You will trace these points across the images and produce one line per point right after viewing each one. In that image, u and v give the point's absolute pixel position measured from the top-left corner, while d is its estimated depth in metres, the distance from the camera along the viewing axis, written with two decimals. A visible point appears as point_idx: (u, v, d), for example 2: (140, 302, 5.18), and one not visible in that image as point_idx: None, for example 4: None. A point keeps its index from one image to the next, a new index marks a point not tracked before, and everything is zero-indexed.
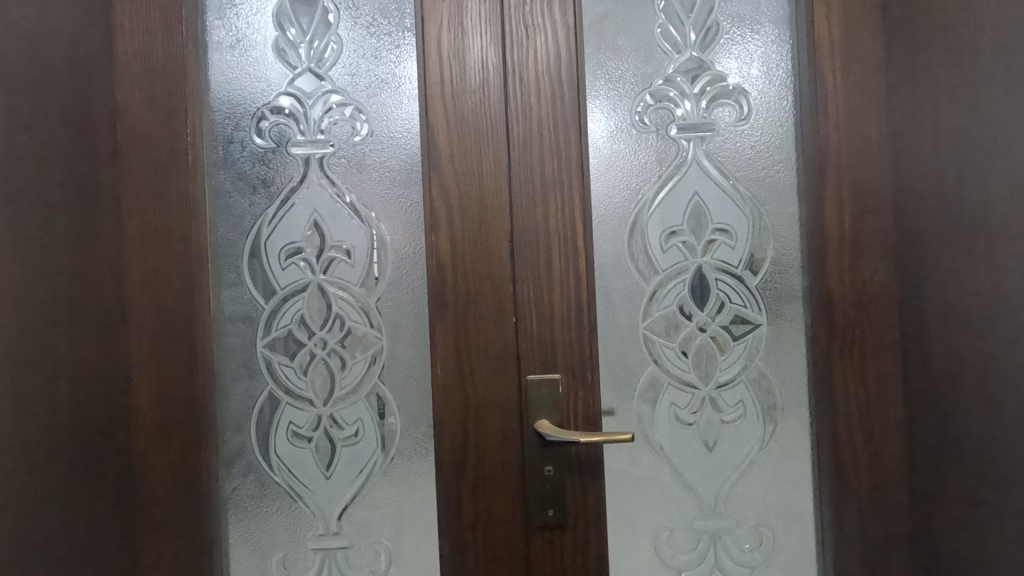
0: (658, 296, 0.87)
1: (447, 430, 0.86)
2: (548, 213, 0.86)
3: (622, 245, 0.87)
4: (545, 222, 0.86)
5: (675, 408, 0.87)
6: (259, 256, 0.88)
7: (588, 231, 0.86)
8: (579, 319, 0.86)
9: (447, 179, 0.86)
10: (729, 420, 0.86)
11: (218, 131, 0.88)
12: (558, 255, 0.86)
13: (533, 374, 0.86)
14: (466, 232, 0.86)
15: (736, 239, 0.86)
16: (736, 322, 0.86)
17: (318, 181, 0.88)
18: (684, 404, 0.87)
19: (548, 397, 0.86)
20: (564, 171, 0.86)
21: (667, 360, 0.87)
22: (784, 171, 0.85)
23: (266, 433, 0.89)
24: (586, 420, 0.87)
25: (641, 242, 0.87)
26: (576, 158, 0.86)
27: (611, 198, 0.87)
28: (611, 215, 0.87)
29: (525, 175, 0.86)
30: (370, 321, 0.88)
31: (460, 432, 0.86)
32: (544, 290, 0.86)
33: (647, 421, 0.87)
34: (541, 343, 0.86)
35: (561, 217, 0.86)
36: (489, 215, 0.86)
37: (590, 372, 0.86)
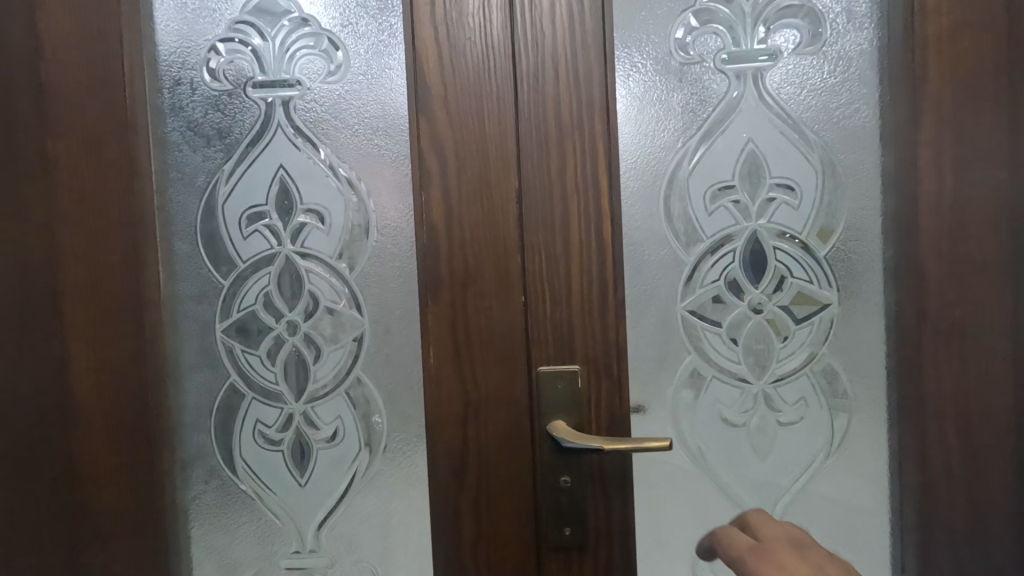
0: (700, 270, 0.71)
1: (444, 432, 0.72)
2: (565, 168, 0.70)
3: (657, 206, 0.71)
4: (560, 180, 0.70)
5: (720, 407, 0.71)
6: (216, 223, 0.74)
7: (614, 191, 0.70)
8: (602, 300, 0.71)
9: (440, 125, 0.70)
10: (787, 421, 0.71)
11: (163, 70, 0.73)
12: (577, 220, 0.70)
13: (546, 366, 0.71)
14: (463, 191, 0.70)
15: (800, 198, 0.69)
16: (798, 301, 0.70)
17: (286, 131, 0.73)
18: (730, 401, 0.71)
19: (565, 393, 0.71)
20: (585, 115, 0.69)
21: (711, 349, 0.71)
22: (864, 111, 0.67)
23: (230, 433, 0.75)
24: (611, 422, 0.71)
25: (681, 203, 0.71)
26: (600, 98, 0.69)
27: (643, 148, 0.70)
28: (643, 168, 0.70)
29: (537, 121, 0.69)
30: (350, 301, 0.73)
31: (459, 434, 0.72)
32: (560, 264, 0.71)
33: (687, 423, 0.72)
34: (556, 326, 0.71)
35: (581, 173, 0.70)
36: (491, 169, 0.70)
37: (617, 363, 0.71)
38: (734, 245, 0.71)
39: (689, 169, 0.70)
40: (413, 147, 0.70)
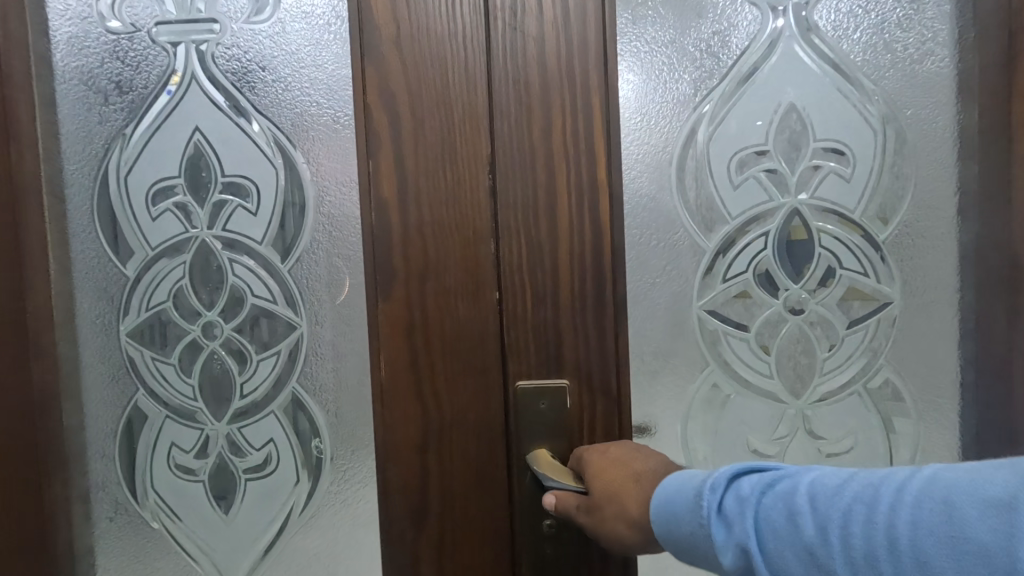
0: (724, 262, 0.58)
1: (398, 463, 0.57)
2: (550, 130, 0.55)
3: (667, 179, 0.57)
4: (543, 146, 0.56)
5: (747, 432, 0.60)
6: (120, 200, 0.60)
7: (614, 161, 0.56)
8: (597, 297, 0.57)
9: (391, 71, 0.55)
10: (829, 449, 0.60)
11: (52, 9, 0.59)
12: (565, 197, 0.56)
13: (524, 381, 0.56)
14: (420, 157, 0.55)
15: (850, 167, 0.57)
16: (848, 298, 0.58)
17: (203, 84, 0.58)
18: (760, 426, 0.60)
19: (552, 414, 0.57)
20: (576, 63, 0.55)
21: (736, 359, 0.59)
22: (919, 68, 0.56)
23: (139, 458, 0.62)
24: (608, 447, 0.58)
25: (698, 176, 0.58)
26: (595, 41, 0.55)
27: (650, 103, 0.57)
28: (653, 127, 0.57)
29: (514, 68, 0.55)
30: (282, 299, 0.59)
31: (418, 465, 0.57)
32: (544, 252, 0.56)
33: (705, 446, 0.60)
34: (538, 328, 0.57)
35: (570, 137, 0.56)
36: (456, 127, 0.55)
37: (616, 377, 0.58)
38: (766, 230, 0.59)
39: (710, 129, 0.57)
40: (357, 100, 0.56)
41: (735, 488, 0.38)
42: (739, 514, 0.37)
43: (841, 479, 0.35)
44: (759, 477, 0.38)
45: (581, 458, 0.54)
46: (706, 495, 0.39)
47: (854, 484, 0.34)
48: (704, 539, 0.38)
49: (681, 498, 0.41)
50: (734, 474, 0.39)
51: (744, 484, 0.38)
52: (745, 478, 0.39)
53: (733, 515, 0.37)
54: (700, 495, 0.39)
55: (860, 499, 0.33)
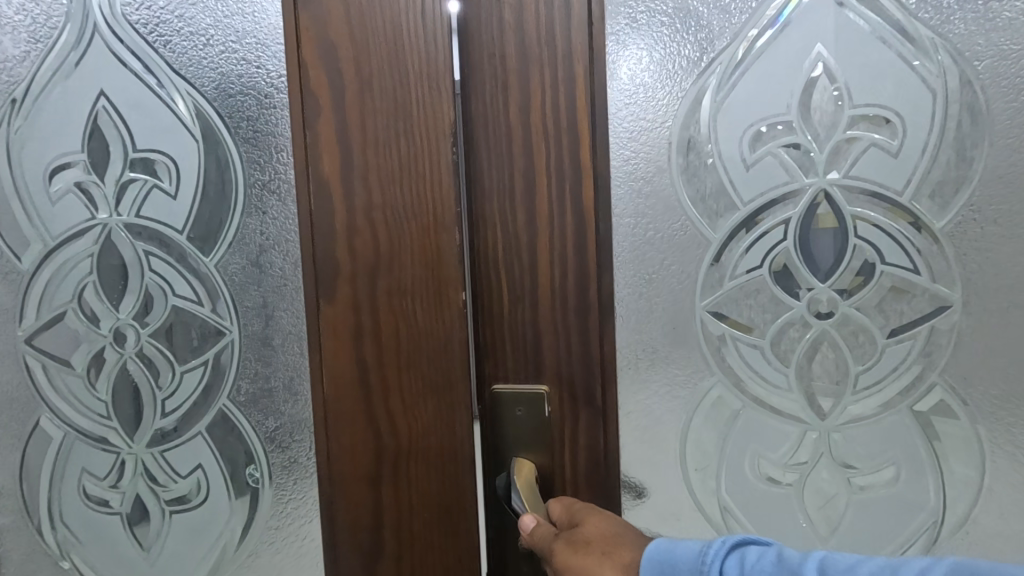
0: (733, 264, 0.60)
1: (348, 480, 0.53)
2: (529, 113, 0.54)
3: (675, 180, 0.58)
4: (520, 136, 0.55)
5: (755, 447, 0.61)
6: (23, 176, 0.53)
7: (597, 155, 0.55)
8: (579, 296, 0.57)
9: (338, 46, 0.50)
10: (858, 464, 0.61)
11: None
12: (545, 193, 0.55)
13: (505, 382, 0.59)
14: (374, 143, 0.51)
15: (896, 140, 0.57)
16: (890, 297, 0.59)
17: (117, 52, 0.52)
18: (771, 446, 0.61)
19: (540, 420, 0.59)
20: (558, 55, 0.54)
21: (747, 371, 0.60)
22: (936, 52, 0.55)
23: (46, 481, 0.55)
24: (591, 463, 0.58)
25: (697, 177, 0.58)
26: (580, 27, 0.54)
27: (646, 85, 0.56)
28: (667, 94, 0.57)
29: (491, 56, 0.53)
30: (210, 301, 0.53)
31: (368, 484, 0.53)
32: (522, 250, 0.56)
33: (705, 457, 0.61)
34: (522, 325, 0.57)
35: (550, 127, 0.54)
36: (414, 113, 0.51)
37: (600, 392, 0.57)
38: (787, 222, 0.60)
39: (715, 98, 0.57)
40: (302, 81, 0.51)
41: (736, 556, 0.38)
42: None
43: (856, 560, 0.34)
44: (763, 552, 0.37)
45: (573, 512, 0.53)
46: (707, 558, 0.39)
47: (873, 563, 0.33)
48: None
49: (679, 558, 0.40)
50: (736, 543, 0.39)
51: (746, 554, 0.38)
52: (746, 547, 0.38)
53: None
54: (698, 559, 0.39)
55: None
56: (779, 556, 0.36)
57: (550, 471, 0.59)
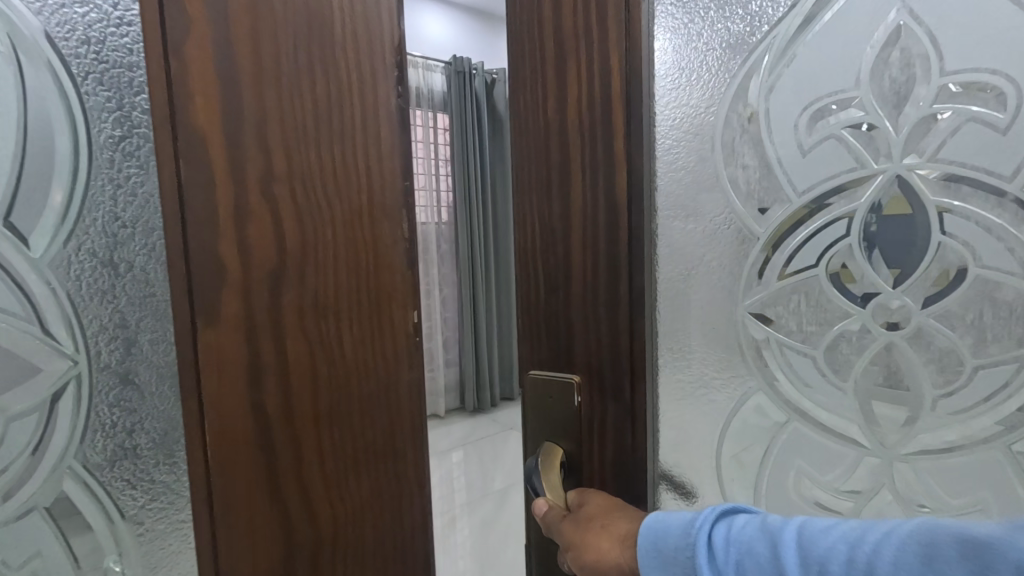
0: (778, 267, 0.54)
1: (242, 492, 0.61)
2: (564, 105, 0.58)
3: (721, 177, 0.55)
4: (558, 132, 0.59)
5: (801, 464, 0.56)
6: None
7: (631, 146, 0.55)
8: (609, 287, 0.57)
9: (245, 79, 0.59)
10: (934, 505, 0.51)
11: None
12: (578, 191, 0.58)
13: (539, 369, 0.64)
14: (300, 172, 0.63)
15: (1008, 114, 0.45)
16: (987, 306, 0.48)
17: None
18: (821, 467, 0.55)
19: (570, 409, 0.62)
20: (599, 62, 0.56)
21: (796, 383, 0.55)
22: None
23: None
24: (618, 456, 0.60)
25: (744, 167, 0.54)
26: (616, 42, 0.55)
27: (691, 78, 0.56)
28: (711, 80, 0.55)
29: (533, 59, 0.61)
30: (39, 316, 0.55)
31: (261, 466, 0.62)
32: (558, 245, 0.61)
33: (749, 459, 0.58)
34: (548, 317, 0.63)
35: (586, 116, 0.57)
36: (344, 154, 0.66)
37: (629, 387, 0.58)
38: (852, 211, 0.51)
39: (766, 74, 0.53)
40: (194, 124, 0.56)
41: (725, 522, 0.42)
42: (722, 544, 0.41)
43: (833, 521, 0.36)
44: (749, 518, 0.41)
45: (584, 494, 0.59)
46: (695, 526, 0.43)
47: (843, 526, 0.35)
48: (687, 558, 0.43)
49: (670, 526, 0.45)
50: (727, 511, 0.43)
51: (733, 521, 0.42)
52: (734, 514, 0.43)
53: (717, 548, 0.41)
54: (691, 526, 0.44)
55: (844, 540, 0.34)
56: (761, 520, 0.39)
57: (580, 459, 0.62)
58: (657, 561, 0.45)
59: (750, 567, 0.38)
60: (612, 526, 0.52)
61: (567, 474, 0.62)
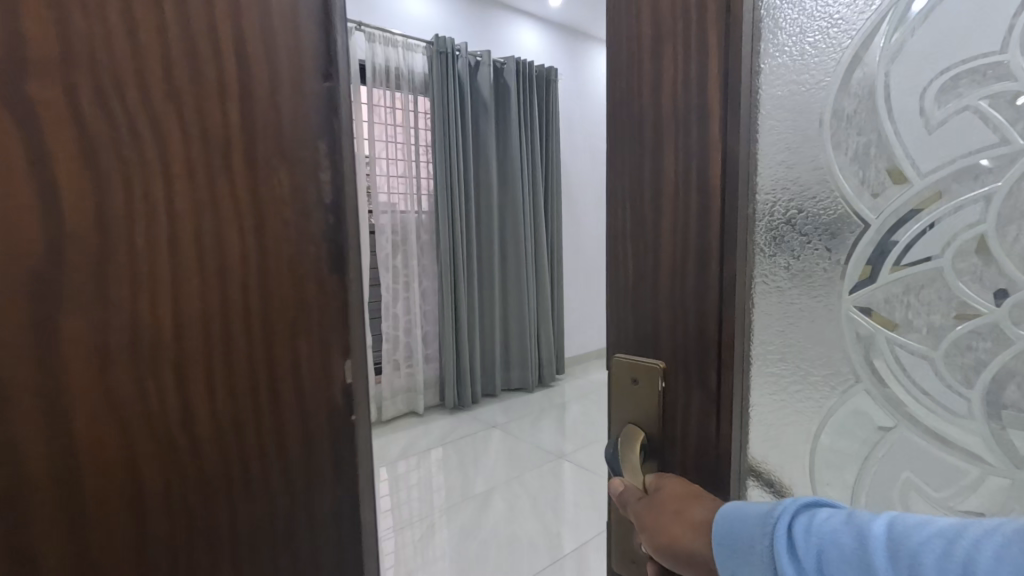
0: (892, 264, 0.51)
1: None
2: (660, 93, 0.58)
3: (829, 164, 0.53)
4: (653, 116, 0.59)
5: (908, 474, 0.54)
6: None
7: (727, 131, 0.53)
8: (697, 273, 0.57)
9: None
10: None
11: None
12: (671, 180, 0.58)
13: (624, 352, 0.66)
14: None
15: None
16: None
17: None
18: (933, 480, 0.53)
19: (653, 395, 0.63)
20: (696, 50, 0.54)
21: (906, 384, 0.52)
22: None
23: None
24: (700, 446, 0.60)
25: (855, 148, 0.52)
26: (715, 23, 0.53)
27: (801, 52, 0.53)
28: (822, 52, 0.52)
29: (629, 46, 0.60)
30: None
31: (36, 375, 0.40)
32: (649, 230, 0.61)
33: (847, 460, 0.57)
34: (636, 301, 0.63)
35: (681, 101, 0.56)
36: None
37: (715, 376, 0.57)
38: (990, 194, 0.47)
39: (889, 41, 0.50)
40: (192, 64, 0.44)
41: (806, 515, 0.44)
42: (803, 533, 0.43)
43: (926, 519, 0.37)
44: (833, 512, 0.43)
45: (662, 480, 0.60)
46: (776, 513, 0.45)
47: (939, 522, 0.37)
48: (762, 542, 0.45)
49: (750, 514, 0.47)
50: (810, 504, 0.44)
51: (816, 513, 0.44)
52: (818, 509, 0.44)
53: (797, 538, 0.43)
54: (769, 515, 0.46)
55: (941, 536, 0.35)
56: (848, 513, 0.41)
57: (662, 443, 0.63)
58: (732, 548, 0.47)
59: (833, 558, 0.40)
60: (688, 513, 0.54)
61: (646, 458, 0.63)
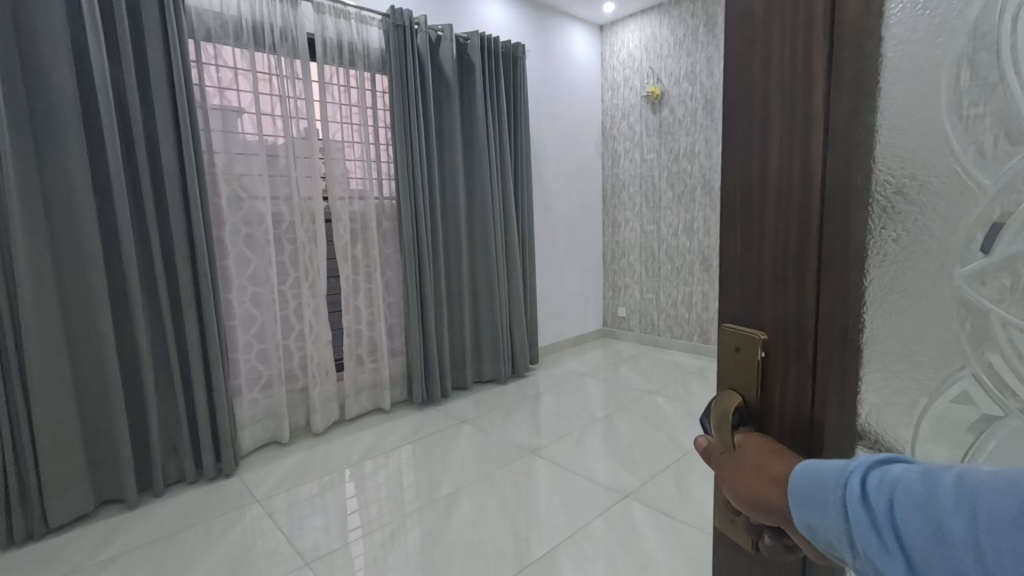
0: (1010, 241, 0.45)
1: None
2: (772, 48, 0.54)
3: (947, 135, 0.48)
4: (760, 78, 0.56)
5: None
6: None
7: (833, 96, 0.50)
8: (797, 244, 0.54)
9: None
10: None
11: None
12: (773, 142, 0.55)
13: (732, 321, 0.63)
14: None
15: None
16: None
17: None
18: None
19: (750, 365, 0.59)
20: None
21: (1021, 372, 0.46)
22: None
23: None
24: (796, 418, 0.55)
25: (976, 107, 0.47)
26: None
27: (919, 6, 0.47)
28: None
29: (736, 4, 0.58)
30: None
31: None
32: (754, 191, 0.58)
33: (953, 447, 0.51)
34: (744, 267, 0.61)
35: (789, 61, 0.53)
36: None
37: (812, 347, 0.54)
38: None
39: None
40: None
41: (879, 469, 0.41)
42: (874, 483, 0.40)
43: (995, 471, 0.34)
44: (908, 466, 0.40)
45: (745, 437, 0.57)
46: (850, 467, 0.42)
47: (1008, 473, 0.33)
48: (831, 494, 0.42)
49: (825, 467, 0.45)
50: (883, 462, 0.42)
51: (889, 468, 0.41)
52: (892, 466, 0.41)
53: (870, 487, 0.40)
54: (843, 469, 0.43)
55: (1010, 480, 0.32)
56: (923, 466, 0.38)
57: (757, 405, 0.59)
58: (801, 500, 0.45)
59: (901, 504, 0.37)
60: (768, 470, 0.52)
61: (742, 423, 0.59)
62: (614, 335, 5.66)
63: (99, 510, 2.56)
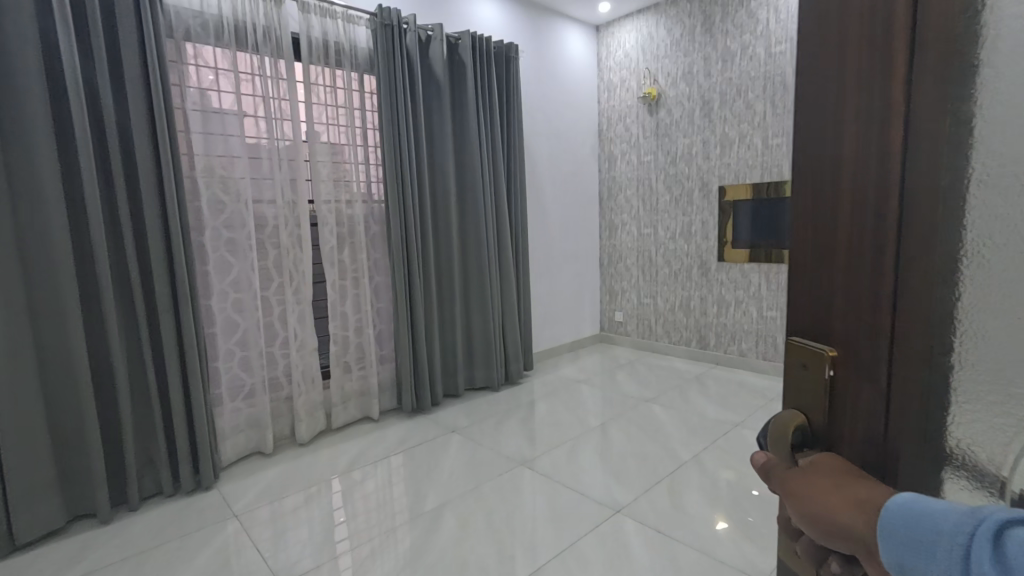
0: None
1: None
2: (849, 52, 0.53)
3: None
4: (843, 79, 0.53)
5: None
6: None
7: (911, 93, 0.48)
8: (873, 253, 0.51)
9: None
10: None
11: None
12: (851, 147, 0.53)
13: (801, 338, 0.60)
14: None
15: None
16: None
17: None
18: None
19: (820, 387, 0.56)
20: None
21: None
22: None
23: None
24: (868, 442, 0.53)
25: None
26: None
27: None
28: None
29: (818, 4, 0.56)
30: None
31: None
32: (837, 199, 0.55)
33: None
34: (815, 275, 0.58)
35: (865, 62, 0.51)
36: None
37: (888, 364, 0.51)
38: None
39: None
40: None
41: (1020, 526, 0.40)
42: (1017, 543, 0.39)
43: None
44: None
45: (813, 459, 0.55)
46: (981, 517, 0.42)
47: None
48: (947, 531, 0.42)
49: (948, 512, 0.44)
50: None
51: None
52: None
53: (1005, 541, 0.39)
54: (974, 516, 0.43)
55: None
56: None
57: (825, 433, 0.57)
58: (902, 524, 0.44)
59: None
60: (854, 491, 0.50)
61: (806, 446, 0.58)
62: (611, 340, 5.56)
63: (70, 526, 2.46)
